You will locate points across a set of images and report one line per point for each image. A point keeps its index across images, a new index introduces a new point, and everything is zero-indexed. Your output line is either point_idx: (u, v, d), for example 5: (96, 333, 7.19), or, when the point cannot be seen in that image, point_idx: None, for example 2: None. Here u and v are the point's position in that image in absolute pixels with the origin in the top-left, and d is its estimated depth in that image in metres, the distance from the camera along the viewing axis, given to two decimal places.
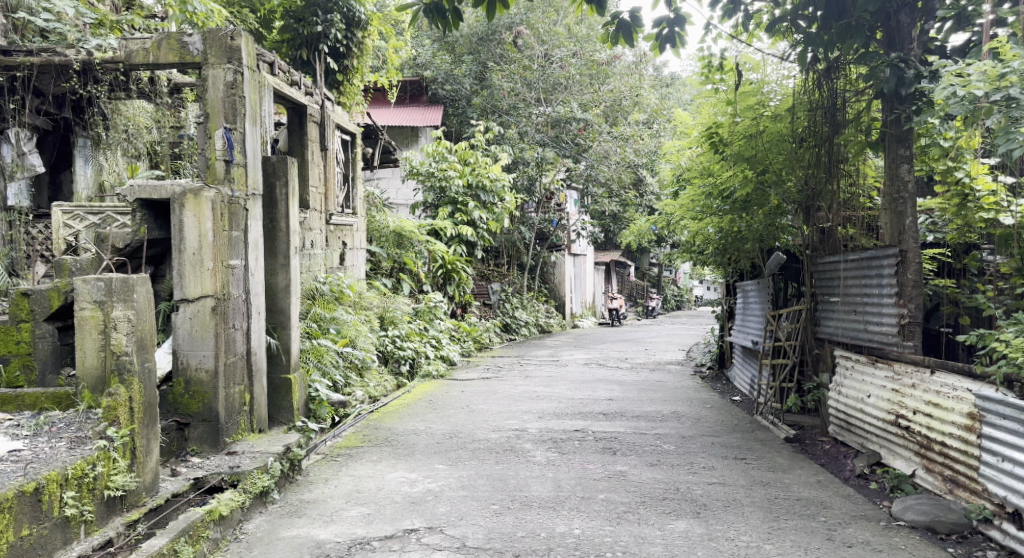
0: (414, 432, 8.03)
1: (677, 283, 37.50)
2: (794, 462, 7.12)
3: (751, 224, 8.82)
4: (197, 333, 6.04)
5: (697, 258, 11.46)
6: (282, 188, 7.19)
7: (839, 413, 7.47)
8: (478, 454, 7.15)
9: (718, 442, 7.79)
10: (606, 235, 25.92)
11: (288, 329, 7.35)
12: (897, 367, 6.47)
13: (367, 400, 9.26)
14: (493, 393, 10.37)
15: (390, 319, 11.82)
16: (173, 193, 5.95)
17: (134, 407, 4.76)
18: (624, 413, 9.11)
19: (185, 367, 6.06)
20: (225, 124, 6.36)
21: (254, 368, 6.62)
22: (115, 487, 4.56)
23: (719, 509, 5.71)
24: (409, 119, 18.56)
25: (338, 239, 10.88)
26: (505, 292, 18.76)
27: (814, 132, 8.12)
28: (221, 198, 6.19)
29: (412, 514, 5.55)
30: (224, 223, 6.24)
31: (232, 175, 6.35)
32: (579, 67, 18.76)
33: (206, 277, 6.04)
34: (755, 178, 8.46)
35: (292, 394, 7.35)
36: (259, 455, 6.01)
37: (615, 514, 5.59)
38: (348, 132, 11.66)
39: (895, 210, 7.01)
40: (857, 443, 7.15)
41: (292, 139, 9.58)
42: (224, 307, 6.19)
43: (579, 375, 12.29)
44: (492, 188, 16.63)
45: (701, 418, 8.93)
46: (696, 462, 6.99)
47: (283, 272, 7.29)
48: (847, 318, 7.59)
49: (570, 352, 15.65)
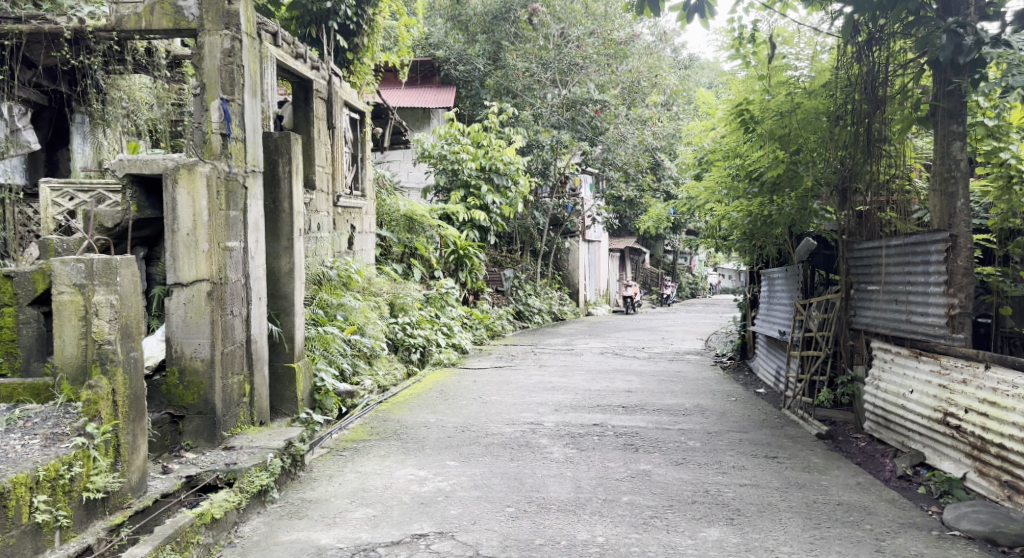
0: (424, 424, 7.62)
1: (692, 271, 36.95)
2: (830, 462, 6.67)
3: (784, 208, 8.29)
4: (192, 319, 5.62)
5: (721, 245, 11.04)
6: (285, 166, 6.79)
7: (876, 409, 7.03)
8: (491, 450, 6.72)
9: (747, 439, 7.34)
10: (620, 222, 25.38)
11: (292, 316, 6.95)
12: (945, 362, 6.03)
13: (375, 390, 8.85)
14: (507, 383, 9.93)
15: (401, 305, 11.38)
16: (165, 169, 5.53)
17: (119, 401, 4.34)
18: (644, 406, 8.65)
19: (179, 357, 5.63)
20: (223, 96, 5.92)
21: (255, 357, 6.21)
22: (96, 488, 4.13)
23: (755, 516, 5.27)
24: (421, 99, 18.15)
25: (346, 222, 10.46)
26: (518, 280, 18.32)
27: (852, 109, 7.68)
28: (218, 174, 5.74)
29: (421, 517, 5.13)
30: (222, 202, 5.79)
31: (230, 150, 5.90)
32: (597, 47, 18.27)
33: (201, 259, 5.61)
34: (788, 158, 7.97)
35: (296, 384, 6.95)
36: (258, 450, 5.59)
37: (641, 520, 5.15)
38: (356, 110, 11.13)
39: (945, 191, 6.54)
40: (896, 442, 6.72)
41: (296, 115, 9.13)
42: (222, 292, 5.76)
43: (595, 365, 11.85)
44: (506, 171, 16.11)
45: (726, 412, 8.47)
46: (725, 461, 6.54)
47: (286, 255, 6.88)
48: (888, 308, 7.10)
49: (585, 340, 15.20)
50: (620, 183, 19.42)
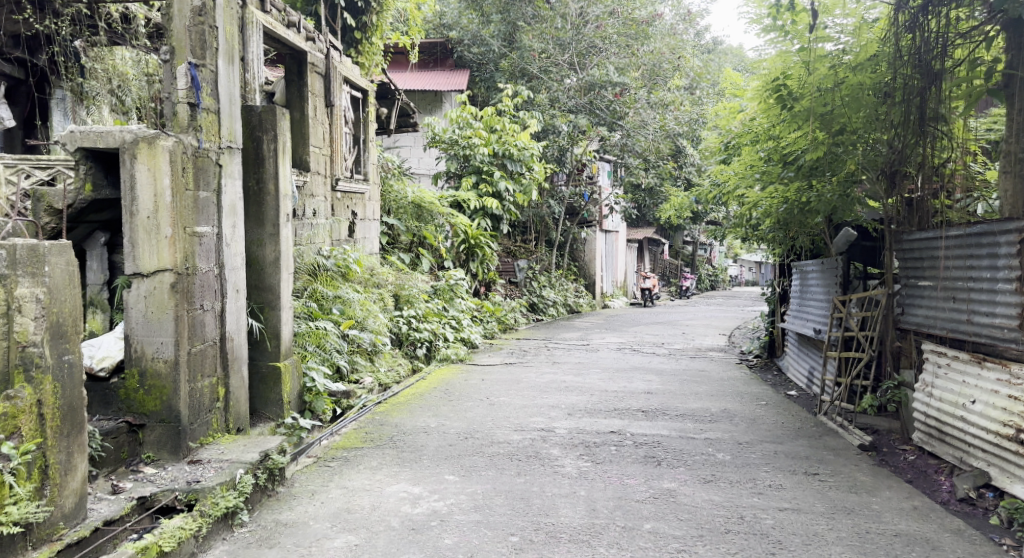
0: (424, 430, 6.90)
1: (712, 263, 36.04)
2: (879, 481, 5.89)
3: (824, 194, 7.62)
4: (154, 315, 4.92)
5: (751, 234, 10.24)
6: (270, 144, 6.07)
7: (930, 421, 6.34)
8: (496, 462, 5.99)
9: (782, 451, 6.59)
10: (638, 211, 24.58)
11: (278, 310, 6.26)
12: (1014, 370, 5.43)
13: (376, 389, 8.12)
14: (517, 382, 9.21)
15: (406, 298, 10.66)
16: (123, 142, 4.79)
17: (46, 414, 3.71)
18: (666, 411, 7.89)
19: (140, 357, 4.93)
20: (193, 60, 5.19)
21: (230, 356, 5.51)
22: (11, 521, 3.50)
23: (799, 550, 4.55)
24: (432, 82, 17.45)
25: (346, 207, 9.75)
26: (532, 270, 17.59)
27: (900, 84, 6.90)
28: (184, 149, 5.03)
29: (410, 548, 4.44)
30: (189, 181, 5.08)
31: (199, 123, 5.18)
32: (618, 27, 17.43)
33: (164, 246, 4.89)
34: (829, 140, 7.36)
35: (282, 385, 6.26)
36: (227, 465, 4.86)
37: (666, 555, 4.44)
38: (358, 89, 10.43)
39: (1019, 174, 6.07)
40: (953, 457, 6.05)
41: (289, 91, 8.43)
42: (188, 283, 5.04)
43: (611, 362, 11.11)
44: (520, 157, 15.33)
45: (757, 419, 7.71)
46: (760, 478, 5.80)
47: (272, 243, 6.17)
48: (945, 306, 6.34)
49: (602, 335, 14.46)
50: (639, 170, 18.64)
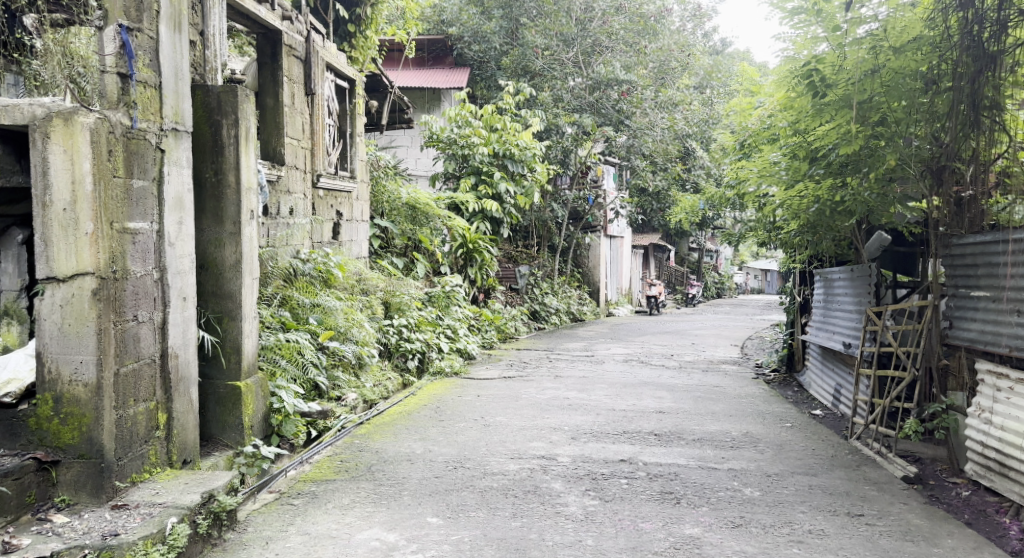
0: (407, 458, 6.03)
1: (718, 270, 35.15)
2: (937, 525, 5.02)
3: (859, 192, 6.69)
4: (71, 328, 4.08)
5: (771, 238, 9.38)
6: (230, 129, 5.24)
7: (988, 452, 5.49)
8: (489, 500, 5.14)
9: (818, 486, 5.72)
10: (644, 216, 23.76)
11: (239, 321, 5.42)
12: None
13: (359, 407, 7.26)
14: (516, 399, 8.34)
15: (396, 305, 9.79)
16: (33, 118, 4.02)
17: None
18: (682, 435, 7.02)
19: (55, 380, 4.09)
20: (127, 22, 4.37)
21: (174, 377, 4.65)
22: None
23: None
24: (430, 81, 16.63)
25: (328, 206, 8.87)
26: (534, 276, 16.70)
27: (949, 69, 5.98)
28: (111, 128, 4.21)
29: None
30: (118, 166, 4.26)
31: (132, 98, 4.36)
32: (624, 23, 16.57)
33: (85, 245, 4.07)
34: (867, 131, 6.42)
35: (244, 408, 5.40)
36: (157, 512, 4.03)
37: None
38: (344, 78, 9.60)
39: None
40: (1017, 495, 5.21)
41: (262, 74, 7.63)
42: (114, 290, 4.20)
43: (619, 376, 10.24)
44: (522, 158, 14.45)
45: (786, 445, 6.84)
46: (798, 521, 4.95)
47: (232, 243, 5.33)
48: (1010, 319, 5.47)
49: (608, 345, 13.58)
50: (646, 172, 17.71)
